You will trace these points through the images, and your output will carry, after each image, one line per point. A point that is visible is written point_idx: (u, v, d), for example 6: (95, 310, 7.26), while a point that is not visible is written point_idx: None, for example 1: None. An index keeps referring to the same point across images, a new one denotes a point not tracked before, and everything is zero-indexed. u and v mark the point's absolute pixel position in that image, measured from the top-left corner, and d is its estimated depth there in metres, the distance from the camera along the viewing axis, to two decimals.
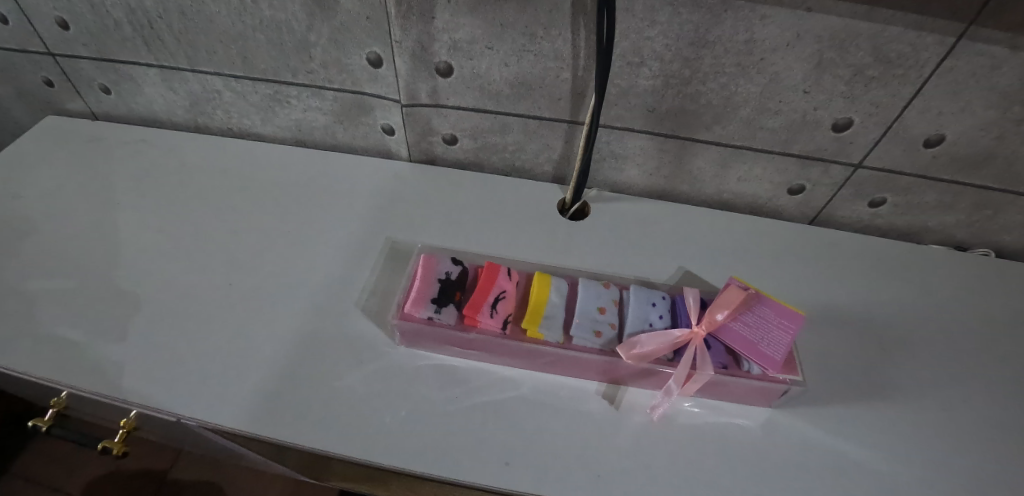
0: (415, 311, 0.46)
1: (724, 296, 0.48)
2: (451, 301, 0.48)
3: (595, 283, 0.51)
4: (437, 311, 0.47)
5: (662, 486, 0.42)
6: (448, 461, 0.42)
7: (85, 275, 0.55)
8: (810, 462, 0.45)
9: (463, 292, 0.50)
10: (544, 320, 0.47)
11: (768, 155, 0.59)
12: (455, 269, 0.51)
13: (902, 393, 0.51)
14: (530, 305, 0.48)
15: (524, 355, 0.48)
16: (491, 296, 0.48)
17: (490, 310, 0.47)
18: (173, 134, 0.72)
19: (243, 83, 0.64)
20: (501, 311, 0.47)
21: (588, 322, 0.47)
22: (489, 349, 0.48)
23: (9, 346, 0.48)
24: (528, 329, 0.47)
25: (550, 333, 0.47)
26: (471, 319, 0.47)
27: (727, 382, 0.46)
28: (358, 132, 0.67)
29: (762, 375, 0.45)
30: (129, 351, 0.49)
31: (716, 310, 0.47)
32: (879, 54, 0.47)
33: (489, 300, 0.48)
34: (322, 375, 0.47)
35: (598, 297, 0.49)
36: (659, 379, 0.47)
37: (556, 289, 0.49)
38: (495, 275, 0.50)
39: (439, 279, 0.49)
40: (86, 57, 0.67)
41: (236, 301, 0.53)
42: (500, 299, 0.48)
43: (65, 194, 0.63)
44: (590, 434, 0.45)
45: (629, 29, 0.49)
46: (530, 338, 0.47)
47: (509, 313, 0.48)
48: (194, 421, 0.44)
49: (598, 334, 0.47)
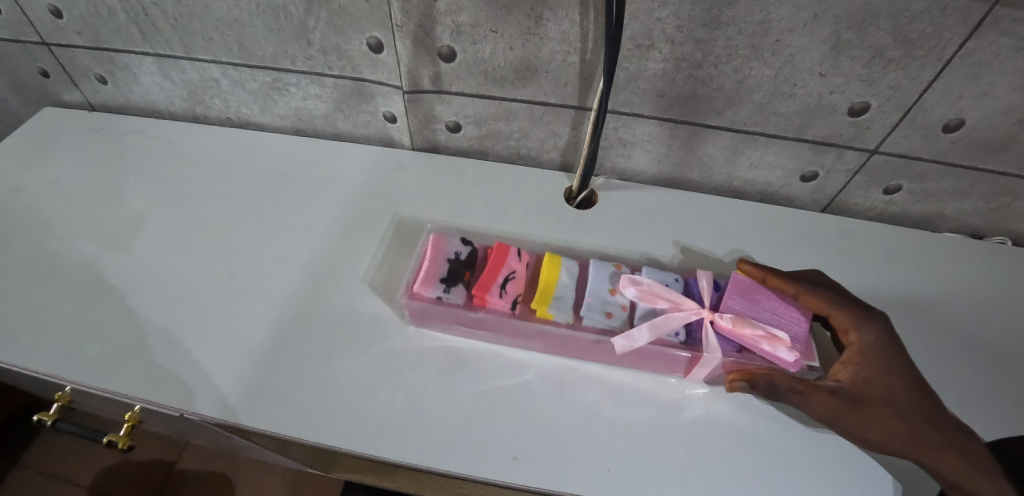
0: (423, 291, 0.46)
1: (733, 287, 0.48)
2: (460, 282, 0.47)
3: (606, 264, 0.50)
4: (446, 291, 0.46)
5: (674, 484, 0.41)
6: (456, 456, 0.42)
7: (85, 269, 0.54)
8: (825, 457, 0.44)
9: (473, 272, 0.49)
10: (555, 302, 0.46)
11: (780, 141, 0.57)
12: (464, 249, 0.50)
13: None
14: (540, 286, 0.47)
15: (533, 337, 0.47)
16: (501, 276, 0.47)
17: (500, 290, 0.46)
18: (172, 125, 0.71)
19: (241, 70, 0.63)
20: (511, 291, 0.46)
21: (599, 304, 0.46)
22: (498, 329, 0.48)
23: (10, 343, 0.48)
24: (538, 311, 0.46)
25: (560, 314, 0.46)
26: (480, 299, 0.46)
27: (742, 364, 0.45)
28: (360, 120, 0.66)
29: (781, 357, 0.44)
30: (130, 346, 0.48)
31: (727, 298, 0.47)
32: (898, 34, 0.45)
33: (500, 279, 0.47)
34: (324, 369, 0.47)
35: (608, 281, 0.48)
36: (665, 362, 0.47)
37: (566, 271, 0.48)
38: (505, 255, 0.49)
39: (449, 259, 0.48)
40: (80, 46, 0.66)
41: (236, 294, 0.52)
42: (511, 279, 0.47)
43: (61, 188, 0.62)
44: (601, 427, 0.44)
45: (639, 11, 0.47)
46: (539, 318, 0.46)
47: (519, 294, 0.47)
48: (197, 415, 0.44)
49: (609, 315, 0.46)
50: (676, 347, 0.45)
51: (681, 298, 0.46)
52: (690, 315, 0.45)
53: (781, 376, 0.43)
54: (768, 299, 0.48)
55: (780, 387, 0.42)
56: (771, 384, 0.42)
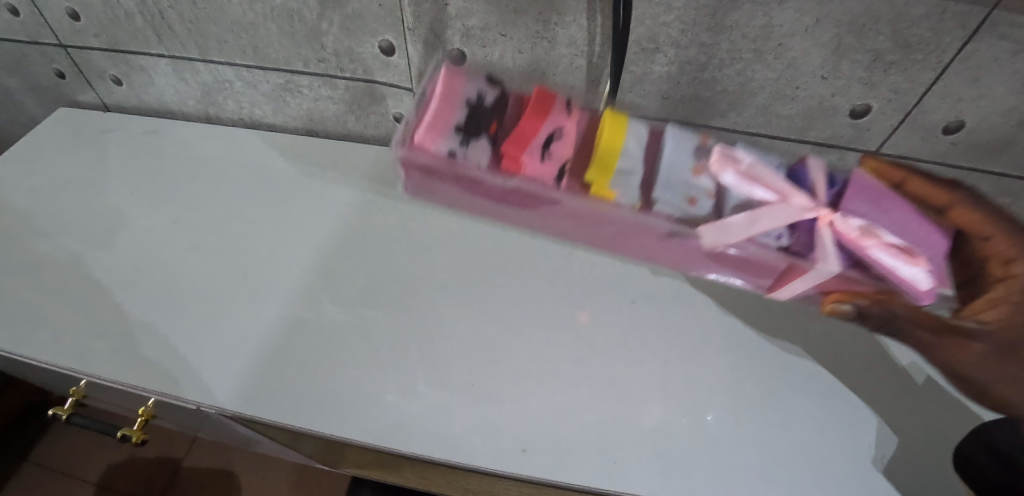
0: (431, 143, 0.40)
1: (858, 189, 0.38)
2: (483, 135, 0.42)
3: (684, 136, 0.42)
4: (468, 148, 0.41)
5: (676, 475, 0.43)
6: (466, 447, 0.43)
7: (103, 266, 0.56)
8: (824, 450, 0.45)
9: (500, 123, 0.43)
10: (615, 179, 0.40)
11: (783, 142, 0.59)
12: (489, 91, 0.44)
13: (914, 373, 0.52)
14: (599, 147, 0.40)
15: (566, 219, 0.45)
16: (541, 131, 0.42)
17: (540, 152, 0.41)
18: (185, 125, 0.73)
19: (254, 72, 0.64)
20: (557, 153, 0.41)
21: (678, 185, 0.39)
22: (534, 194, 0.42)
23: (33, 338, 0.49)
24: (593, 189, 0.40)
25: (622, 193, 0.40)
26: (513, 160, 0.40)
27: (851, 282, 0.37)
28: (370, 121, 0.67)
29: (906, 277, 0.34)
30: (148, 341, 0.49)
31: (847, 202, 0.36)
32: (899, 38, 0.46)
33: (541, 138, 0.41)
34: (336, 364, 0.48)
35: (690, 155, 0.40)
36: (751, 268, 0.40)
37: (633, 135, 0.41)
38: (546, 108, 0.43)
39: (467, 102, 0.42)
40: (96, 48, 0.67)
41: (250, 290, 0.54)
42: (556, 140, 0.42)
43: (79, 187, 0.64)
44: (606, 421, 0.45)
45: (644, 15, 0.48)
46: (593, 197, 0.40)
47: (564, 157, 0.41)
48: (214, 407, 0.45)
49: (692, 202, 0.39)
50: (773, 254, 0.37)
51: (788, 189, 0.36)
52: (800, 213, 0.36)
53: (902, 302, 0.36)
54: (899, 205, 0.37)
55: (900, 315, 0.36)
56: (893, 312, 0.36)
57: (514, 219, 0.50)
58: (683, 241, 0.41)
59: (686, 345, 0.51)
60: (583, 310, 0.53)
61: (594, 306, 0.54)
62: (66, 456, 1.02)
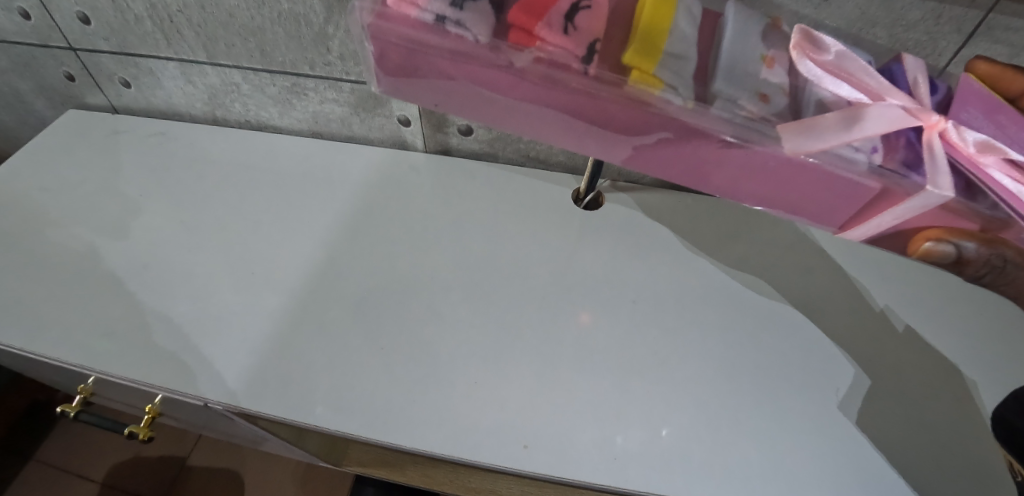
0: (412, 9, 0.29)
1: (965, 98, 0.33)
2: (485, 0, 0.30)
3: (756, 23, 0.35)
4: (464, 11, 0.29)
5: (677, 472, 0.44)
6: (469, 444, 0.44)
7: (112, 266, 0.56)
8: (823, 449, 0.46)
9: None
10: (660, 62, 0.30)
11: None
12: None
13: (893, 318, 0.56)
14: (643, 20, 0.31)
15: (599, 120, 0.32)
16: (565, 1, 0.30)
17: (563, 24, 0.29)
18: (192, 127, 0.74)
19: (261, 75, 0.65)
20: (584, 28, 0.30)
21: (746, 79, 0.31)
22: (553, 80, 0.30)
23: (44, 336, 0.50)
24: (637, 71, 0.29)
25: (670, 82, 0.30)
26: (525, 39, 0.29)
27: (957, 215, 0.29)
28: (374, 123, 0.68)
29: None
30: (156, 339, 0.50)
31: (957, 112, 0.31)
32: (895, 42, 0.47)
33: (563, 6, 0.30)
34: (340, 362, 0.48)
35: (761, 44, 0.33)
36: (835, 192, 0.31)
37: (685, 14, 0.32)
38: None
39: None
40: (106, 52, 0.68)
41: (257, 289, 0.55)
42: (581, 6, 0.30)
43: (87, 188, 0.65)
44: (607, 418, 0.46)
45: None
46: (634, 86, 0.29)
47: (594, 33, 0.30)
48: (221, 405, 0.46)
49: (763, 99, 0.31)
50: (871, 172, 0.29)
51: (886, 89, 0.30)
52: (907, 117, 0.29)
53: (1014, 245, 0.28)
54: (1018, 122, 0.31)
55: (1011, 261, 0.28)
56: (1002, 254, 0.28)
57: (517, 130, 0.35)
58: (750, 151, 0.30)
59: (686, 343, 0.52)
60: (584, 310, 0.54)
61: (595, 306, 0.54)
62: (72, 455, 1.03)
